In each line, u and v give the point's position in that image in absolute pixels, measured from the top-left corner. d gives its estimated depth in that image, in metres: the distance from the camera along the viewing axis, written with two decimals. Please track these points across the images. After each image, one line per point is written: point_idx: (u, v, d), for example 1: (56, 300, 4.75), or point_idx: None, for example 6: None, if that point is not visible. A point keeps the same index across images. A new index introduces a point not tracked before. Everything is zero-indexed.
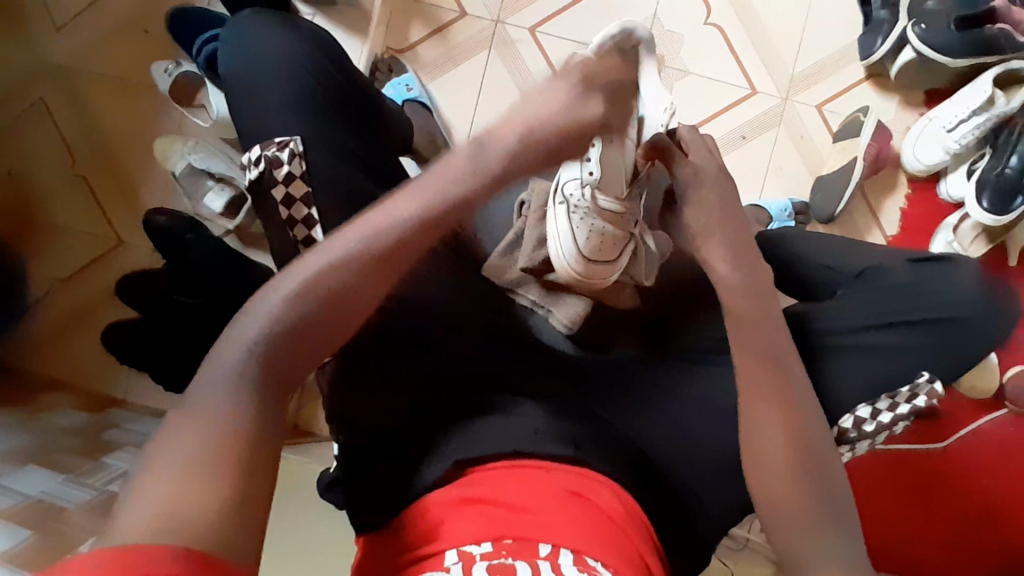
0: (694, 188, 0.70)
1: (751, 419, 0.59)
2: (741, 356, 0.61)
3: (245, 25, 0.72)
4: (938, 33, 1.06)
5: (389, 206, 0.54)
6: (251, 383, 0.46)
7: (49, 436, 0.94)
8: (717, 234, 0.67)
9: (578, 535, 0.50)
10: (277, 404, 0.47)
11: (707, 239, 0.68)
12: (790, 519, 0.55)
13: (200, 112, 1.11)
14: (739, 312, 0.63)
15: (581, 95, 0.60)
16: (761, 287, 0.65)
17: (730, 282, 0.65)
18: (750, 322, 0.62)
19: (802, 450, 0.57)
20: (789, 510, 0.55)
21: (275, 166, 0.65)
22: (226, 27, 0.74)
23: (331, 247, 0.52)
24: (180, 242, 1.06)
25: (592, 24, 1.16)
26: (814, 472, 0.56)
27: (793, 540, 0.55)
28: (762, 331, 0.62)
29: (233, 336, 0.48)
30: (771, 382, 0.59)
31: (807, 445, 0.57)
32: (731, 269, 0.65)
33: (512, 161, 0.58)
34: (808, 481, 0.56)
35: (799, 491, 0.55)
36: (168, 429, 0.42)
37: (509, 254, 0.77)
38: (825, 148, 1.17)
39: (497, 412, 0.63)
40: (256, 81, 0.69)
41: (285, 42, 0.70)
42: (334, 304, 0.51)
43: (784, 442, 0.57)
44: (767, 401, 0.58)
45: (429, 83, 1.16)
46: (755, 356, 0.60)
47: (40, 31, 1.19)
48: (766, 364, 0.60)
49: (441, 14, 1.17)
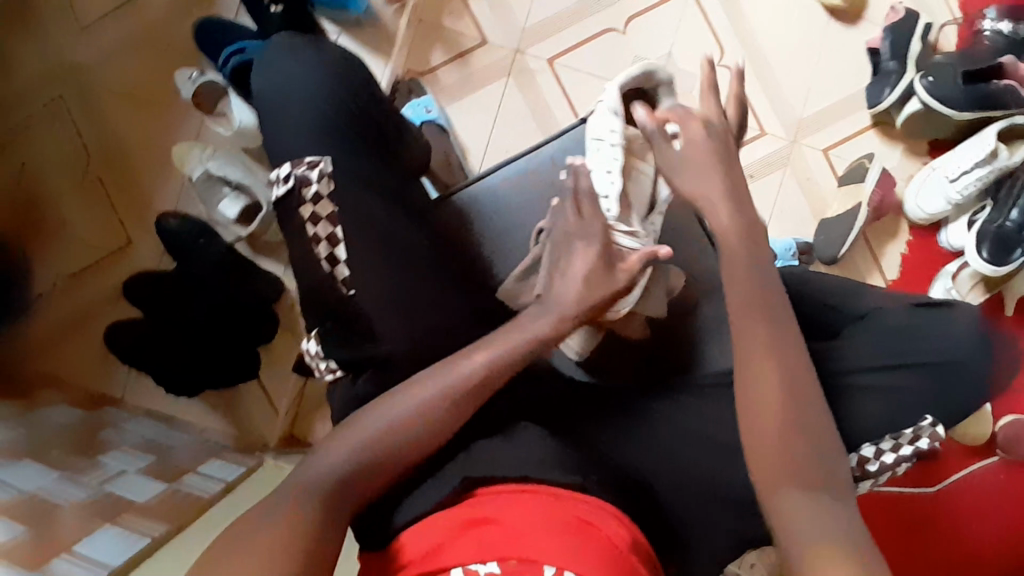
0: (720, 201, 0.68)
1: (756, 449, 0.57)
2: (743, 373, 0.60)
3: (284, 44, 0.73)
4: (943, 85, 1.09)
5: (470, 360, 0.64)
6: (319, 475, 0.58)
7: (43, 431, 0.93)
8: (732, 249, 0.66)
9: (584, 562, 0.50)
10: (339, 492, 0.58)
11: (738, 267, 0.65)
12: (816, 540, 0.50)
13: (221, 119, 1.11)
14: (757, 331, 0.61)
15: (605, 258, 0.69)
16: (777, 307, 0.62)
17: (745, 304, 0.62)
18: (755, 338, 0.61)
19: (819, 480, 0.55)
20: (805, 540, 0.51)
21: (305, 185, 0.67)
22: (263, 45, 0.76)
23: (420, 391, 0.63)
24: (190, 247, 1.10)
25: (608, 59, 1.19)
26: (826, 500, 0.54)
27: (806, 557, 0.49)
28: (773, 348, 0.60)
29: (326, 456, 0.60)
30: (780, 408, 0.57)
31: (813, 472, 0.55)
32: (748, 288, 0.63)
33: (568, 309, 0.67)
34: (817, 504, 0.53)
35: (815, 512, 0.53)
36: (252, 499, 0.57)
37: (526, 279, 0.75)
38: (829, 191, 1.20)
39: (498, 433, 0.67)
40: (291, 96, 0.70)
41: (324, 65, 0.72)
42: (416, 445, 0.61)
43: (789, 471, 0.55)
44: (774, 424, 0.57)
45: (447, 106, 1.19)
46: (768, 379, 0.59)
47: (66, 31, 1.20)
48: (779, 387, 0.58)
49: (462, 40, 1.20)
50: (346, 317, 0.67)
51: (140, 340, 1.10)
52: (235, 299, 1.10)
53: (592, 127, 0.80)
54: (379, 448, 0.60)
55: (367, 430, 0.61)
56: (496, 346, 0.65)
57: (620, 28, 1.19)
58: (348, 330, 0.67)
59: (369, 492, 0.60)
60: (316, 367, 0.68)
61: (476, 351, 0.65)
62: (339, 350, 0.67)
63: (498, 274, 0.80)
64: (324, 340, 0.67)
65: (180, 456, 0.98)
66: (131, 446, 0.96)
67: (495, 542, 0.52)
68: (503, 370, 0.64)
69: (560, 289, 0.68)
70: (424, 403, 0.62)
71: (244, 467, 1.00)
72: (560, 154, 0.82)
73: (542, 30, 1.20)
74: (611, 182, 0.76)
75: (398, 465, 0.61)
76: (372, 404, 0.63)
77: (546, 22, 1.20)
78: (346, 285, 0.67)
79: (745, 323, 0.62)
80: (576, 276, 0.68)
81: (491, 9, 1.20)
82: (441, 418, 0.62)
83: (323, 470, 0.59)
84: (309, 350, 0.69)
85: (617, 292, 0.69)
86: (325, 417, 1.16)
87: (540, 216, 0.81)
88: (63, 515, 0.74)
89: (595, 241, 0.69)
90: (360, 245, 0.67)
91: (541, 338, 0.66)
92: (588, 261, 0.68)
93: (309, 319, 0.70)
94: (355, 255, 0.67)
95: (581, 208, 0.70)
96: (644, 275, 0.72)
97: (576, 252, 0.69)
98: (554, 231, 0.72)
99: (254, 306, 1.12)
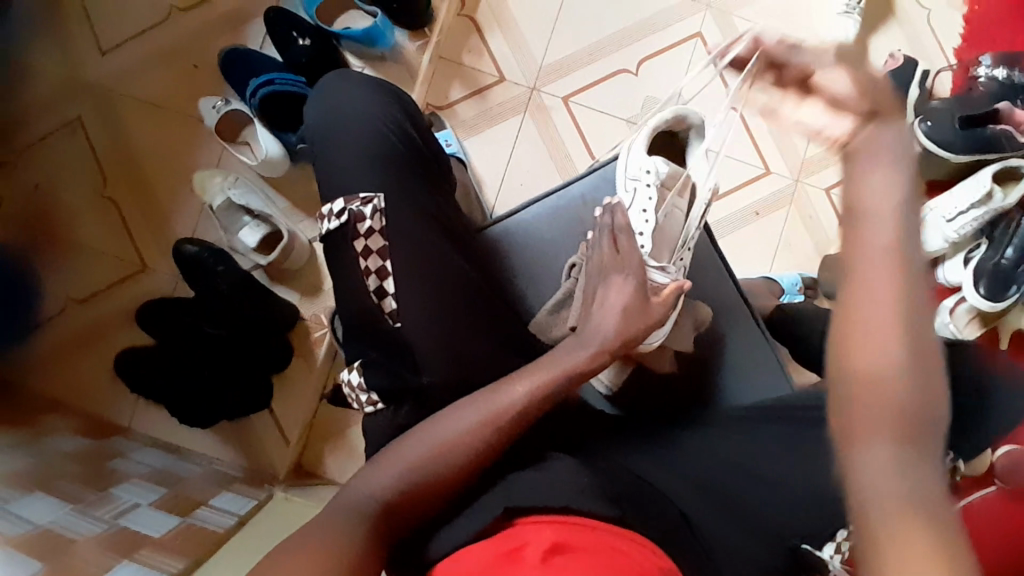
0: (863, 140, 0.50)
1: (846, 428, 0.45)
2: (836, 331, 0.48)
3: (340, 83, 0.76)
4: (941, 128, 1.16)
5: (513, 388, 0.65)
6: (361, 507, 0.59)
7: (53, 459, 0.90)
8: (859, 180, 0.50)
9: None
10: (380, 528, 0.58)
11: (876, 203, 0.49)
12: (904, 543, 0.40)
13: (244, 149, 1.12)
14: (867, 282, 0.48)
15: (641, 290, 0.71)
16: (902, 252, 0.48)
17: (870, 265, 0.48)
18: (872, 292, 0.47)
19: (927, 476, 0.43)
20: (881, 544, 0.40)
21: (359, 220, 0.69)
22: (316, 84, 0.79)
23: (463, 417, 0.64)
24: (208, 272, 1.09)
25: (621, 98, 1.24)
26: (921, 495, 0.42)
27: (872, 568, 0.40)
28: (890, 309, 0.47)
29: (370, 482, 0.61)
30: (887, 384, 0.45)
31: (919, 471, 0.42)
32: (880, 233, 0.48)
33: (606, 339, 0.68)
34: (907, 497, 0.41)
35: (899, 503, 0.41)
36: (296, 534, 0.56)
37: (558, 312, 0.78)
38: (832, 230, 1.24)
39: (531, 466, 0.65)
40: (344, 132, 0.73)
41: (377, 103, 0.75)
42: (454, 472, 0.61)
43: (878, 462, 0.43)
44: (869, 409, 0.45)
45: (464, 140, 1.22)
46: (883, 350, 0.46)
47: (86, 51, 1.20)
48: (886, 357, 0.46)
49: (480, 77, 1.23)
50: (392, 346, 0.69)
51: (153, 366, 1.09)
52: (253, 323, 1.09)
53: (626, 167, 0.84)
54: (424, 471, 0.61)
55: (413, 453, 0.62)
56: (539, 374, 0.66)
57: (632, 70, 1.24)
58: (390, 361, 0.68)
59: (408, 517, 0.60)
60: (356, 398, 0.69)
61: (519, 381, 0.65)
62: (379, 381, 0.68)
63: (530, 308, 0.83)
64: (365, 371, 0.68)
65: (191, 489, 0.96)
66: (140, 477, 0.94)
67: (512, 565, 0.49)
68: (544, 398, 0.65)
69: (598, 319, 0.69)
70: (469, 428, 0.63)
71: (254, 500, 0.99)
72: (591, 192, 0.86)
73: (557, 69, 1.24)
74: (645, 221, 0.82)
75: (436, 492, 0.61)
76: (418, 430, 0.64)
77: (561, 61, 1.24)
78: (394, 317, 0.69)
79: (858, 282, 0.48)
80: (613, 306, 0.70)
81: (509, 46, 1.24)
82: (486, 445, 0.62)
83: (368, 496, 0.60)
84: (350, 381, 0.70)
85: (652, 324, 0.70)
86: (335, 447, 1.15)
87: (570, 251, 0.85)
88: (80, 548, 0.71)
89: (632, 276, 0.71)
90: (407, 279, 0.70)
91: (579, 366, 0.66)
92: (624, 294, 0.70)
93: (349, 352, 0.71)
94: (403, 289, 0.70)
95: (618, 243, 0.73)
96: (673, 310, 0.76)
97: (612, 283, 0.71)
98: (588, 263, 0.74)
99: (269, 328, 1.11)
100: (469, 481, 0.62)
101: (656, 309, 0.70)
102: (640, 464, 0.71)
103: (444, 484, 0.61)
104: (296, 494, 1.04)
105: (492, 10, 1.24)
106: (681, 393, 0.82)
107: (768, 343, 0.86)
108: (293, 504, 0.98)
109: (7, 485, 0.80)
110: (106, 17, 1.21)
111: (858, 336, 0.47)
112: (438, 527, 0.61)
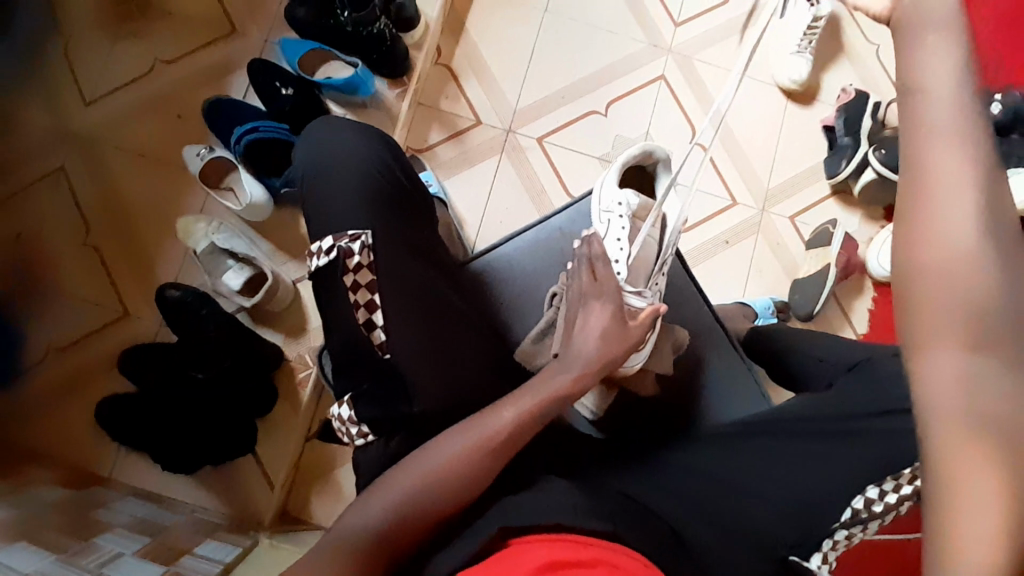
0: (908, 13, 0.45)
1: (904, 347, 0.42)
2: (899, 230, 0.44)
3: (326, 129, 0.80)
4: (894, 156, 1.20)
5: (501, 413, 0.66)
6: (356, 540, 0.59)
7: (34, 510, 0.88)
8: (916, 58, 0.44)
9: None
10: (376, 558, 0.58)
11: (933, 79, 0.43)
12: (965, 469, 0.39)
13: (228, 195, 1.15)
14: (929, 170, 0.42)
15: (620, 314, 0.73)
16: (978, 127, 0.42)
17: (948, 143, 0.42)
18: (944, 189, 0.42)
19: (1009, 392, 0.39)
20: (943, 470, 0.40)
21: (347, 256, 0.71)
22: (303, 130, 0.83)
23: (452, 445, 0.65)
24: (194, 317, 1.10)
25: (593, 137, 1.30)
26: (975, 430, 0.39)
27: (938, 491, 0.40)
28: (969, 197, 0.42)
29: (363, 515, 0.61)
30: (958, 288, 0.41)
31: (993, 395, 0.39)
32: (941, 110, 0.42)
33: (589, 363, 0.70)
34: (974, 418, 0.39)
35: (959, 442, 0.39)
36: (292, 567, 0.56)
37: (542, 340, 0.80)
38: (799, 255, 1.30)
39: (525, 490, 0.66)
40: (332, 174, 0.76)
41: (362, 145, 0.78)
42: (446, 500, 0.62)
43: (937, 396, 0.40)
44: (939, 326, 0.41)
45: (445, 180, 1.27)
46: (942, 247, 0.41)
47: (70, 103, 1.22)
48: (958, 252, 0.41)
49: (458, 120, 1.29)
50: (382, 378, 0.70)
51: (135, 412, 1.08)
52: (239, 365, 1.10)
53: (600, 200, 0.89)
54: (416, 501, 0.62)
55: (407, 480, 0.63)
56: (524, 400, 0.67)
57: (602, 110, 1.31)
58: (382, 392, 0.70)
59: (402, 547, 0.60)
60: (347, 431, 0.70)
61: (507, 407, 0.67)
62: (371, 411, 0.69)
63: (515, 338, 0.86)
64: (357, 404, 0.69)
65: (176, 537, 0.94)
66: (125, 526, 0.92)
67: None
68: (530, 424, 0.66)
69: (580, 343, 0.72)
70: (461, 453, 0.64)
71: (240, 547, 0.97)
72: (568, 225, 0.91)
73: (531, 111, 1.30)
74: (620, 249, 0.85)
75: (429, 520, 0.62)
76: (412, 458, 0.65)
77: (535, 104, 1.30)
78: (382, 349, 0.71)
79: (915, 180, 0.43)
80: (593, 331, 0.72)
81: (484, 91, 1.30)
82: (478, 469, 0.63)
83: (361, 528, 0.60)
84: (340, 414, 0.71)
85: (632, 346, 0.73)
86: (321, 491, 1.14)
87: (551, 281, 0.88)
88: None
89: (610, 301, 0.74)
90: (397, 312, 0.72)
91: (564, 390, 0.68)
92: (603, 318, 0.72)
93: (340, 385, 0.73)
94: (392, 321, 0.71)
95: (595, 270, 0.76)
96: (652, 332, 0.80)
97: (592, 310, 0.74)
98: (569, 291, 0.78)
99: (255, 370, 1.12)
100: (463, 506, 0.63)
101: (635, 331, 0.73)
102: (630, 484, 0.72)
103: (436, 510, 0.62)
104: (283, 539, 1.02)
105: (467, 58, 1.31)
106: (662, 413, 0.86)
107: (745, 364, 0.90)
108: (281, 549, 0.97)
109: None
110: (90, 71, 1.24)
111: (925, 233, 0.42)
112: (431, 557, 0.61)
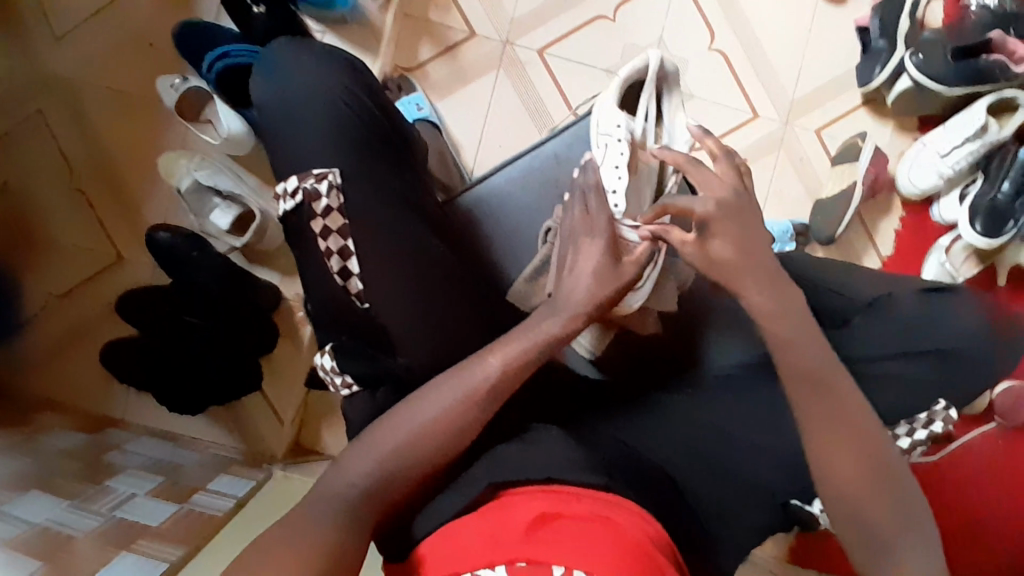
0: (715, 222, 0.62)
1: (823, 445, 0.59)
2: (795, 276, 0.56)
3: (288, 52, 0.72)
4: (933, 62, 1.08)
5: (487, 361, 0.63)
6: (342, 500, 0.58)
7: (49, 458, 0.90)
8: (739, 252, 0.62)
9: (592, 559, 0.48)
10: (366, 520, 0.58)
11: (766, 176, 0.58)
12: (869, 484, 0.57)
13: (204, 127, 1.07)
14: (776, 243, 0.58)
15: (611, 252, 0.68)
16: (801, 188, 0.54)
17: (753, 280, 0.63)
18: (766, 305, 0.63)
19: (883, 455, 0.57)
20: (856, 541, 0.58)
21: (314, 199, 0.67)
22: (262, 51, 0.75)
23: (435, 397, 0.62)
24: (185, 259, 1.06)
25: (599, 47, 1.18)
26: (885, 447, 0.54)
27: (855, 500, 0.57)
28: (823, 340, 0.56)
29: (343, 474, 0.59)
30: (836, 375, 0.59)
31: (870, 440, 0.58)
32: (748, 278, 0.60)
33: (580, 306, 0.66)
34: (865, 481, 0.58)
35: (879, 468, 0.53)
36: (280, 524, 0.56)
37: (535, 280, 0.77)
38: (824, 172, 1.19)
39: (518, 439, 0.64)
40: (298, 105, 0.69)
41: (326, 72, 0.71)
42: (431, 455, 0.60)
43: (838, 441, 0.58)
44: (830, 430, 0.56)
45: (438, 102, 1.17)
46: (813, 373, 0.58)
47: (37, 37, 1.14)
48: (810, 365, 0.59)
49: (449, 33, 1.18)
50: (367, 330, 0.68)
51: (140, 358, 1.09)
52: (236, 309, 1.08)
53: (598, 123, 0.80)
54: (402, 459, 0.60)
55: (391, 437, 0.60)
56: (513, 346, 0.64)
57: (609, 15, 1.18)
58: (360, 345, 0.68)
59: (393, 503, 0.60)
60: (331, 382, 0.67)
61: (492, 354, 0.63)
62: (355, 364, 0.66)
63: (508, 276, 0.82)
64: (339, 356, 0.66)
65: (190, 475, 0.96)
66: (138, 467, 0.94)
67: (492, 542, 0.50)
68: (517, 373, 0.63)
69: (569, 284, 0.67)
70: (442, 408, 0.61)
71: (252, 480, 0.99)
72: (563, 150, 0.83)
73: (530, 20, 1.18)
74: (618, 178, 0.76)
75: (415, 478, 0.60)
76: (393, 413, 0.62)
77: (534, 12, 1.18)
78: (360, 299, 0.68)
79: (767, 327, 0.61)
80: (584, 271, 0.67)
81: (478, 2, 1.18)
82: (464, 421, 0.61)
83: (347, 483, 0.59)
84: (323, 365, 0.68)
85: (624, 286, 0.68)
86: (330, 424, 1.15)
87: (545, 216, 0.82)
88: (77, 543, 0.71)
89: (601, 236, 0.68)
90: (373, 258, 0.68)
91: (554, 336, 0.65)
92: (593, 257, 0.67)
93: (324, 335, 0.70)
94: (368, 269, 0.67)
95: (588, 205, 0.70)
96: (651, 269, 0.74)
97: (582, 248, 0.69)
98: (562, 228, 0.72)
99: (252, 313, 1.09)
100: (451, 459, 0.62)
101: (628, 271, 0.68)
102: (628, 431, 0.69)
103: (424, 468, 0.60)
104: (294, 470, 1.05)
105: None
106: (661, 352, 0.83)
107: None
108: (292, 483, 0.99)
109: (4, 487, 0.80)
110: None
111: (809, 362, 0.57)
112: (421, 508, 0.61)
